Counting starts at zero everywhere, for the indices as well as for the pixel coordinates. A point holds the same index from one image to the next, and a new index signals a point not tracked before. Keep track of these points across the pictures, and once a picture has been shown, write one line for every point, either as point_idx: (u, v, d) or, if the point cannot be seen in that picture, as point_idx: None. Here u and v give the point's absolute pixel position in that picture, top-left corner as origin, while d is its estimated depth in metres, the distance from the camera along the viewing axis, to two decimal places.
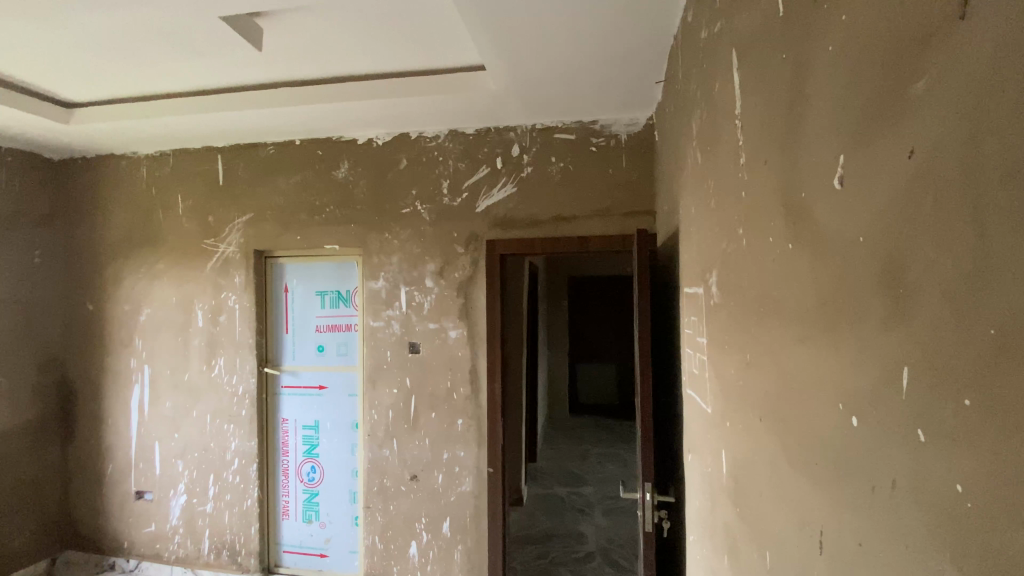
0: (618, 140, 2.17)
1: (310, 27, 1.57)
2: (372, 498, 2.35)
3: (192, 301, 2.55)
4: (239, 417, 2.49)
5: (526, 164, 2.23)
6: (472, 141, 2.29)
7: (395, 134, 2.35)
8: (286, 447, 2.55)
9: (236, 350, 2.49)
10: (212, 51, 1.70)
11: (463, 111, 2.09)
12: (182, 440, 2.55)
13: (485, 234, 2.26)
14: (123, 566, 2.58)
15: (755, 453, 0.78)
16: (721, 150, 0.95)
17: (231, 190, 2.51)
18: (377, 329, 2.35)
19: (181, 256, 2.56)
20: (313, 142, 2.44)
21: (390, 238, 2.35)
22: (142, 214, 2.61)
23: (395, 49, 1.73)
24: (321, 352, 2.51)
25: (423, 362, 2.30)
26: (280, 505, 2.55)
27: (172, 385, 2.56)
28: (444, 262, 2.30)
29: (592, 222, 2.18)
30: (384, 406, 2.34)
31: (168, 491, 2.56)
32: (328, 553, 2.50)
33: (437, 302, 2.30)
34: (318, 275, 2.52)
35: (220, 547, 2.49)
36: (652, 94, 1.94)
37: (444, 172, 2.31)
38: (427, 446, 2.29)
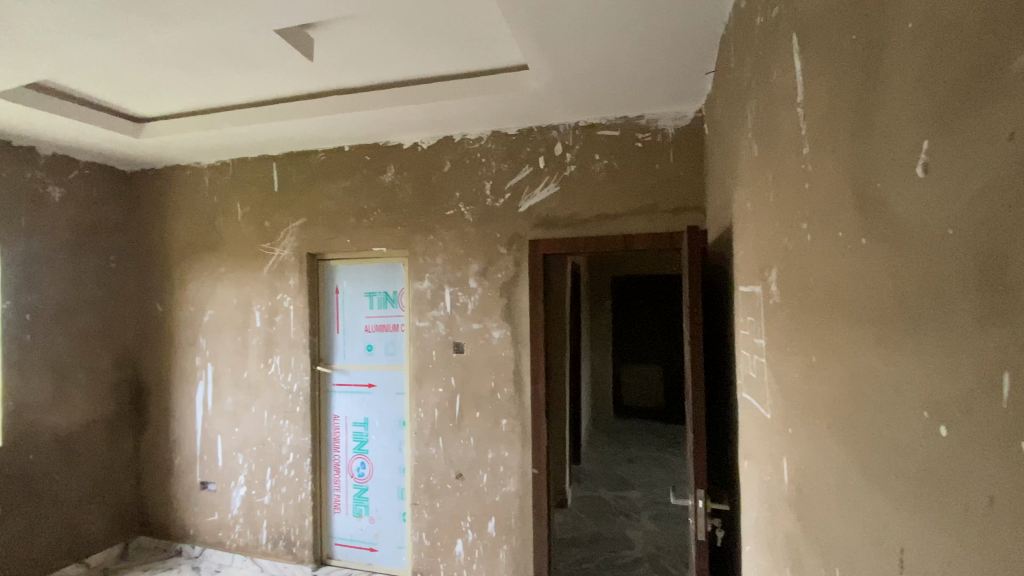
0: (665, 135, 2.10)
1: (356, 35, 1.61)
2: (419, 495, 2.39)
3: (250, 303, 2.68)
4: (293, 413, 2.59)
5: (570, 163, 2.21)
6: (515, 141, 2.28)
7: (439, 137, 2.38)
8: (337, 443, 2.64)
9: (290, 349, 2.60)
10: (267, 63, 1.78)
11: (506, 112, 2.09)
12: (242, 435, 2.69)
13: (528, 234, 2.25)
14: (189, 552, 2.75)
15: (821, 463, 0.73)
16: (780, 140, 0.90)
17: (286, 196, 2.62)
18: (423, 329, 2.39)
19: (240, 259, 2.70)
20: (361, 147, 2.51)
21: (434, 240, 2.38)
22: (205, 221, 2.77)
23: (438, 52, 1.74)
24: (370, 352, 2.58)
25: (467, 362, 2.32)
26: (332, 499, 2.64)
27: (233, 382, 2.71)
28: (487, 263, 2.30)
29: (638, 220, 2.13)
30: (429, 405, 2.37)
31: (229, 482, 2.70)
32: (378, 547, 2.56)
33: (481, 302, 2.30)
34: (366, 277, 2.59)
35: (276, 537, 2.60)
36: (701, 85, 1.87)
37: (487, 173, 2.31)
38: (471, 445, 2.31)
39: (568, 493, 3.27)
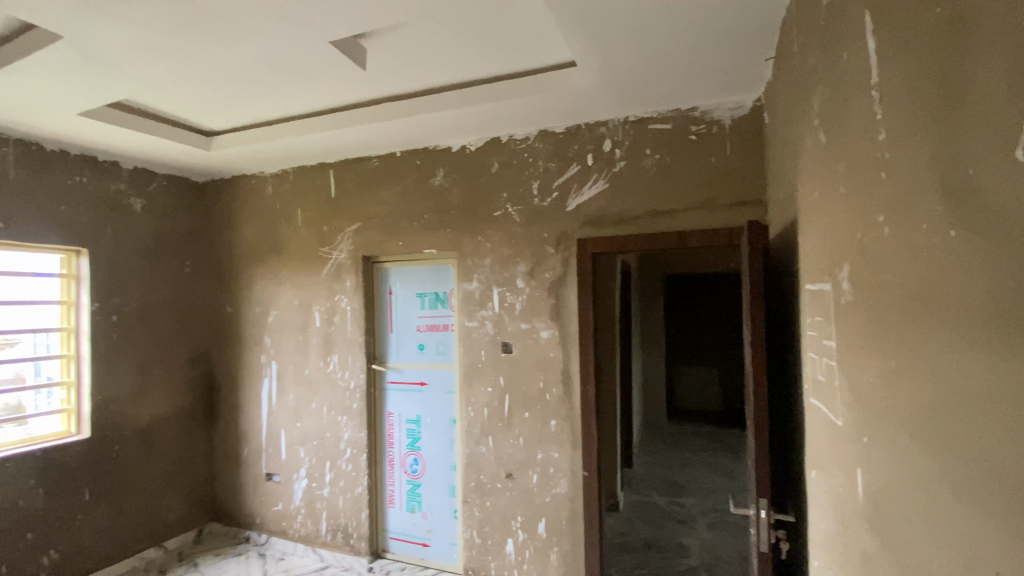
0: (721, 126, 2.01)
1: (405, 42, 1.64)
2: (470, 493, 2.41)
3: (311, 304, 2.81)
4: (351, 409, 2.69)
5: (619, 159, 2.16)
6: (563, 139, 2.26)
7: (487, 139, 2.40)
8: (391, 439, 2.72)
9: (347, 348, 2.70)
10: (323, 74, 1.85)
11: (553, 110, 2.07)
12: (303, 430, 2.82)
13: (577, 233, 2.22)
14: (256, 539, 2.92)
15: (901, 476, 0.66)
16: (851, 126, 0.83)
17: (342, 201, 2.72)
18: (472, 329, 2.41)
19: (300, 263, 2.84)
20: (411, 152, 2.57)
21: (482, 241, 2.40)
22: (269, 227, 2.93)
23: (485, 55, 1.75)
24: (421, 351, 2.64)
25: (516, 362, 2.32)
26: (387, 494, 2.72)
27: (295, 379, 2.85)
28: (535, 263, 2.29)
29: (692, 216, 2.05)
30: (479, 404, 2.39)
31: (292, 474, 2.84)
32: (430, 542, 2.60)
33: (529, 302, 2.30)
34: (417, 278, 2.66)
35: (335, 529, 2.72)
36: (760, 73, 1.77)
37: (534, 173, 2.30)
38: (521, 446, 2.31)
39: (619, 497, 3.20)
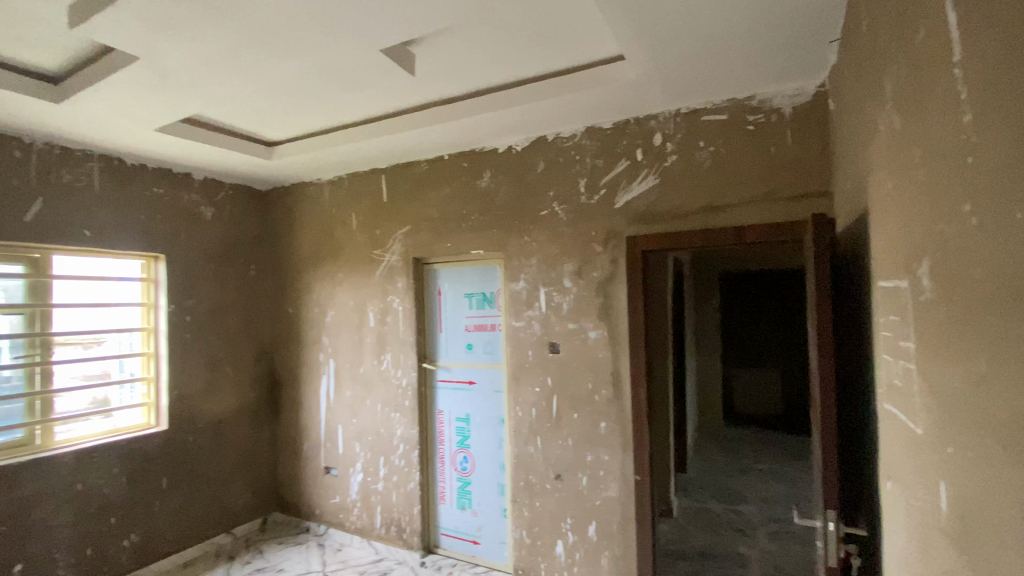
0: (781, 115, 1.91)
1: (452, 46, 1.67)
2: (519, 493, 2.42)
3: (365, 304, 2.91)
4: (403, 407, 2.77)
5: (670, 153, 2.09)
6: (610, 135, 2.21)
7: (533, 138, 2.39)
8: (441, 436, 2.77)
9: (399, 347, 2.78)
10: (374, 83, 1.91)
11: (601, 106, 2.03)
12: (358, 425, 2.93)
13: (626, 231, 2.17)
14: (316, 530, 3.06)
15: (991, 493, 0.60)
16: (930, 106, 0.76)
17: (393, 205, 2.80)
18: (519, 329, 2.41)
19: (355, 265, 2.95)
20: (459, 154, 2.60)
21: (529, 241, 2.39)
22: (326, 231, 3.06)
23: (530, 54, 1.75)
24: (470, 350, 2.67)
25: (564, 362, 2.30)
26: (438, 490, 2.77)
27: (351, 377, 2.96)
28: (583, 262, 2.26)
29: (749, 210, 1.95)
30: (527, 404, 2.39)
31: (348, 468, 2.96)
32: (480, 540, 2.63)
33: (577, 302, 2.27)
34: (465, 279, 2.69)
35: (389, 523, 2.80)
36: (824, 56, 1.66)
37: (581, 170, 2.27)
38: (570, 447, 2.28)
39: (673, 503, 3.10)
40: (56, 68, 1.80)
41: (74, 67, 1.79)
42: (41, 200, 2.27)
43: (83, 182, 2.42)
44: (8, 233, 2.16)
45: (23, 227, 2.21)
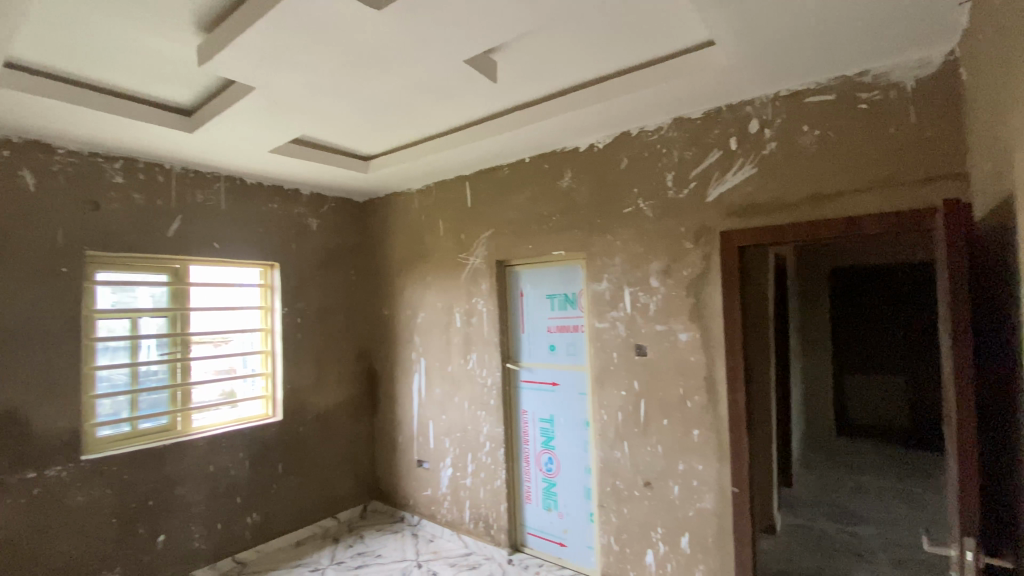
0: (901, 90, 1.69)
1: (532, 49, 1.68)
2: (606, 498, 2.37)
3: (452, 306, 3.02)
4: (489, 405, 2.83)
5: (769, 141, 1.94)
6: (699, 126, 2.10)
7: (616, 135, 2.33)
8: (526, 436, 2.79)
9: (485, 347, 2.85)
10: (457, 94, 1.98)
11: (688, 95, 1.94)
12: (447, 422, 3.05)
13: (718, 226, 2.05)
14: (410, 520, 3.23)
15: None
16: None
17: (477, 209, 2.89)
18: (603, 330, 2.37)
19: (442, 268, 3.07)
20: (540, 156, 2.61)
21: (613, 240, 2.34)
22: (416, 237, 3.23)
23: (610, 50, 1.71)
24: (553, 351, 2.67)
25: (652, 366, 2.22)
26: (524, 490, 2.80)
27: (440, 375, 3.09)
28: (671, 260, 2.16)
29: (863, 199, 1.75)
30: (613, 408, 2.34)
31: (439, 463, 3.09)
32: (566, 543, 2.61)
33: (665, 302, 2.18)
34: (548, 280, 2.69)
35: (477, 518, 2.88)
36: (955, 22, 1.45)
37: (668, 164, 2.18)
38: (660, 454, 2.20)
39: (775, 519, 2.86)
40: (189, 102, 2.08)
41: (203, 100, 2.06)
42: (180, 218, 2.64)
43: (212, 201, 2.77)
44: (156, 247, 2.53)
45: (167, 242, 2.58)
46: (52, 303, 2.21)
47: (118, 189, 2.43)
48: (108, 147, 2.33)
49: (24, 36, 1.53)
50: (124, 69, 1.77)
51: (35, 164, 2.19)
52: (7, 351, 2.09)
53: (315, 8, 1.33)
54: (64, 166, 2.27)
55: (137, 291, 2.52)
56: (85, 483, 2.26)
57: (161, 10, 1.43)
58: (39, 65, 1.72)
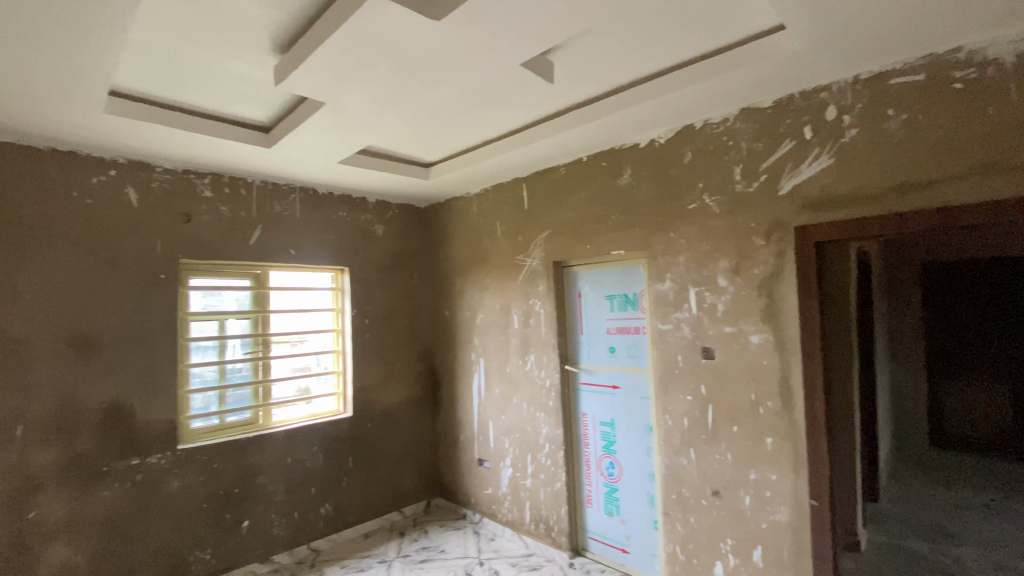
0: (1004, 65, 1.51)
1: (588, 48, 1.67)
2: (671, 506, 2.29)
3: (510, 307, 3.05)
4: (548, 407, 2.83)
5: (848, 128, 1.80)
6: (769, 115, 1.98)
7: (678, 129, 2.25)
8: (586, 440, 2.76)
9: (543, 348, 2.85)
10: (513, 97, 2.00)
11: (755, 84, 1.84)
12: (507, 422, 3.07)
13: (792, 221, 1.92)
14: (472, 518, 3.29)
15: None
16: None
17: (534, 211, 2.89)
18: (666, 332, 2.29)
19: (500, 270, 3.11)
20: (598, 154, 2.58)
21: (676, 238, 2.26)
22: (475, 239, 3.29)
23: (669, 43, 1.66)
24: (613, 353, 2.61)
25: (720, 370, 2.12)
26: (584, 493, 2.77)
27: (499, 376, 3.12)
28: (740, 258, 2.06)
29: (961, 186, 1.58)
30: (678, 413, 2.26)
31: (499, 462, 3.12)
32: (629, 549, 2.55)
33: (734, 302, 2.07)
34: (607, 281, 2.65)
35: (538, 520, 2.88)
36: None
37: (736, 157, 2.07)
38: (730, 462, 2.09)
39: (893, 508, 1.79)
40: (266, 120, 2.25)
41: (279, 118, 2.22)
42: (260, 227, 2.85)
43: (288, 211, 2.97)
44: (240, 255, 2.76)
45: (249, 249, 2.80)
46: (154, 306, 2.46)
47: (207, 202, 2.67)
48: (198, 164, 2.57)
49: (131, 68, 1.73)
50: (212, 93, 1.95)
51: (137, 182, 2.46)
52: (117, 349, 2.35)
53: (379, 25, 1.39)
54: (161, 183, 2.53)
55: (223, 295, 2.75)
56: (181, 469, 2.50)
57: (243, 37, 1.56)
58: (141, 94, 1.93)
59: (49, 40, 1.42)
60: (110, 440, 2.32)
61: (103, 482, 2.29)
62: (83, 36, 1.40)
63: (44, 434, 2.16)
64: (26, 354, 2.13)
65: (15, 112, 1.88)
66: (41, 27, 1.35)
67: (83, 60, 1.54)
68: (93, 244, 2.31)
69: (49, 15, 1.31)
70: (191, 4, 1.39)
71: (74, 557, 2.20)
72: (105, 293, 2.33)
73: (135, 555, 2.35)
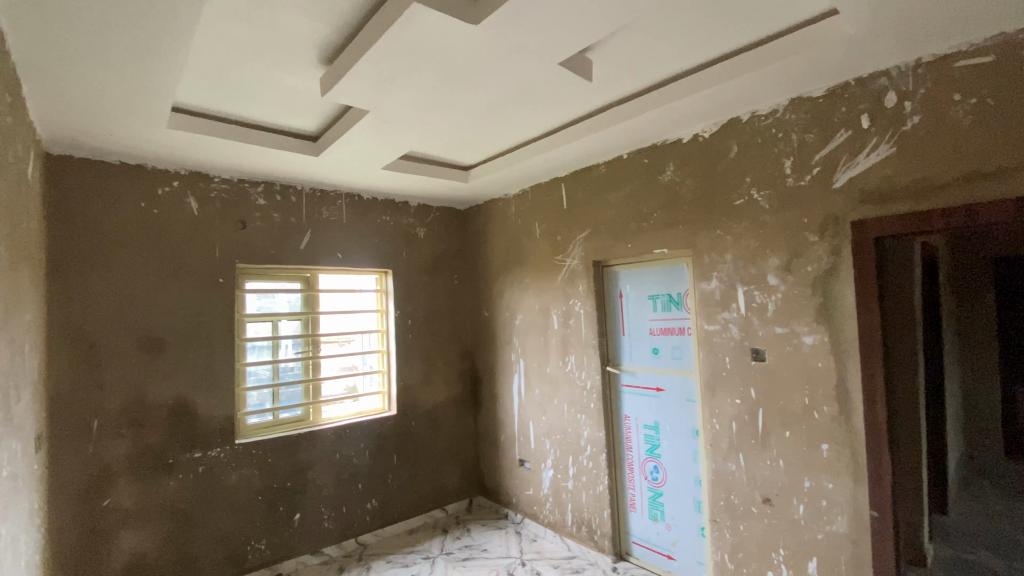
0: None
1: (629, 44, 1.64)
2: (719, 513, 2.21)
3: (550, 308, 3.04)
4: (589, 408, 2.80)
5: (910, 115, 1.69)
6: (822, 105, 1.89)
7: (723, 123, 2.18)
8: (629, 443, 2.71)
9: (584, 349, 2.82)
10: (552, 96, 1.99)
11: (806, 72, 1.75)
12: (548, 423, 3.07)
13: (848, 216, 1.82)
14: (513, 518, 3.30)
15: None
16: None
17: (573, 211, 2.87)
18: (713, 333, 2.22)
19: (539, 271, 3.11)
20: (639, 151, 2.53)
21: (722, 235, 2.19)
22: (514, 240, 3.30)
23: (713, 34, 1.60)
24: (656, 355, 2.56)
25: (771, 372, 2.03)
26: (628, 497, 2.72)
27: (540, 376, 3.12)
28: (791, 256, 1.97)
29: None
30: (726, 417, 2.18)
31: (540, 463, 3.12)
32: (675, 556, 2.49)
33: (786, 302, 1.98)
34: (649, 280, 2.59)
35: (580, 522, 2.85)
36: None
37: (786, 150, 1.98)
38: (782, 469, 2.00)
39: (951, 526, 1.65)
40: (314, 130, 2.34)
41: (326, 127, 2.31)
42: (309, 232, 2.97)
43: (335, 216, 3.09)
44: (291, 259, 2.88)
45: (300, 254, 2.93)
46: (213, 309, 2.62)
47: (261, 210, 2.81)
48: (252, 173, 2.71)
49: (192, 85, 1.84)
50: (265, 105, 2.05)
51: (197, 193, 2.62)
52: (181, 349, 2.52)
53: (420, 31, 1.43)
54: (219, 192, 2.68)
55: (276, 297, 2.89)
56: (238, 463, 2.64)
57: (292, 50, 1.63)
58: (200, 109, 2.06)
59: (120, 62, 1.53)
60: (175, 434, 2.48)
61: (169, 473, 2.45)
62: (149, 57, 1.51)
63: (117, 427, 2.33)
64: (102, 352, 2.30)
65: (91, 130, 2.04)
66: (113, 49, 1.46)
67: (149, 79, 1.65)
68: (159, 250, 2.48)
69: (121, 39, 1.41)
70: (245, 23, 1.46)
71: (144, 543, 2.37)
72: (170, 296, 2.50)
73: (198, 543, 2.50)
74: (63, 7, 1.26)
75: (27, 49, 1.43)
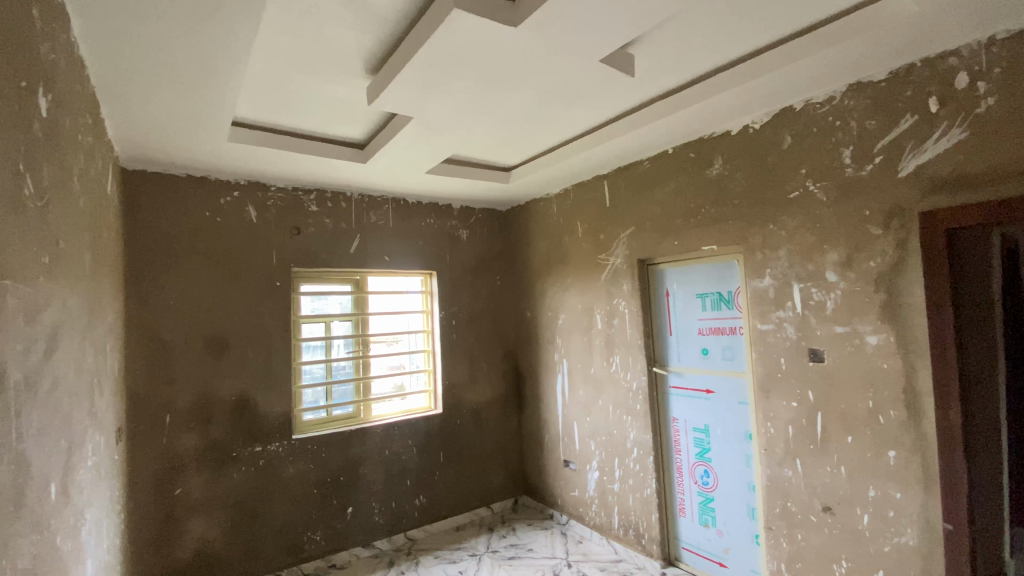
0: None
1: (672, 35, 1.60)
2: (775, 520, 2.12)
3: (594, 307, 3.01)
4: (635, 409, 2.75)
5: (985, 96, 1.55)
6: (885, 89, 1.77)
7: (774, 113, 2.09)
8: (678, 446, 2.64)
9: (629, 349, 2.78)
10: (594, 94, 1.97)
11: (867, 55, 1.65)
12: (592, 423, 3.04)
13: (916, 207, 1.70)
14: (559, 519, 3.29)
15: None
16: None
17: (617, 208, 2.83)
18: (767, 332, 2.13)
19: (582, 270, 3.08)
20: (684, 146, 2.46)
21: (775, 230, 2.10)
22: (556, 240, 3.29)
23: (762, 22, 1.54)
24: (705, 355, 2.48)
25: (831, 374, 1.93)
26: (677, 501, 2.65)
27: (584, 376, 3.09)
28: (852, 250, 1.86)
29: None
30: (781, 420, 2.09)
31: (586, 464, 3.09)
32: (728, 563, 2.40)
33: (846, 299, 1.88)
34: (697, 278, 2.52)
35: (627, 525, 2.81)
36: None
37: (844, 138, 1.88)
38: (844, 476, 1.90)
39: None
40: (361, 138, 2.42)
41: (372, 134, 2.38)
42: (358, 237, 3.08)
43: (382, 220, 3.18)
44: (342, 263, 3.00)
45: (350, 257, 3.04)
46: (271, 311, 2.76)
47: (313, 216, 2.94)
48: (305, 181, 2.84)
49: (249, 100, 1.95)
50: (315, 116, 2.14)
51: (256, 202, 2.77)
52: (242, 348, 2.67)
53: (461, 36, 1.45)
54: (275, 200, 2.82)
55: (329, 299, 3.02)
56: (295, 457, 2.77)
57: (340, 62, 1.70)
58: (257, 122, 2.17)
59: (186, 81, 1.64)
60: (238, 429, 2.63)
61: (233, 466, 2.61)
62: (210, 75, 1.61)
63: (187, 421, 2.50)
64: (173, 352, 2.48)
65: (162, 145, 2.20)
66: (180, 70, 1.57)
67: (212, 96, 1.76)
68: (222, 256, 2.65)
69: (186, 60, 1.51)
70: (296, 38, 1.54)
71: (211, 529, 2.53)
72: (232, 299, 2.66)
73: (259, 531, 2.65)
74: (134, 32, 1.37)
75: (107, 73, 1.56)
